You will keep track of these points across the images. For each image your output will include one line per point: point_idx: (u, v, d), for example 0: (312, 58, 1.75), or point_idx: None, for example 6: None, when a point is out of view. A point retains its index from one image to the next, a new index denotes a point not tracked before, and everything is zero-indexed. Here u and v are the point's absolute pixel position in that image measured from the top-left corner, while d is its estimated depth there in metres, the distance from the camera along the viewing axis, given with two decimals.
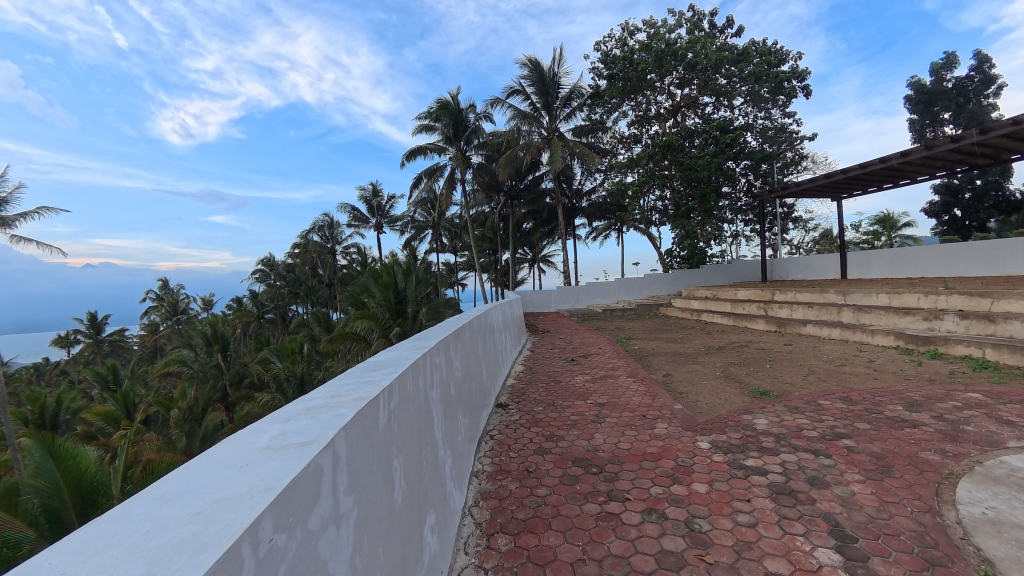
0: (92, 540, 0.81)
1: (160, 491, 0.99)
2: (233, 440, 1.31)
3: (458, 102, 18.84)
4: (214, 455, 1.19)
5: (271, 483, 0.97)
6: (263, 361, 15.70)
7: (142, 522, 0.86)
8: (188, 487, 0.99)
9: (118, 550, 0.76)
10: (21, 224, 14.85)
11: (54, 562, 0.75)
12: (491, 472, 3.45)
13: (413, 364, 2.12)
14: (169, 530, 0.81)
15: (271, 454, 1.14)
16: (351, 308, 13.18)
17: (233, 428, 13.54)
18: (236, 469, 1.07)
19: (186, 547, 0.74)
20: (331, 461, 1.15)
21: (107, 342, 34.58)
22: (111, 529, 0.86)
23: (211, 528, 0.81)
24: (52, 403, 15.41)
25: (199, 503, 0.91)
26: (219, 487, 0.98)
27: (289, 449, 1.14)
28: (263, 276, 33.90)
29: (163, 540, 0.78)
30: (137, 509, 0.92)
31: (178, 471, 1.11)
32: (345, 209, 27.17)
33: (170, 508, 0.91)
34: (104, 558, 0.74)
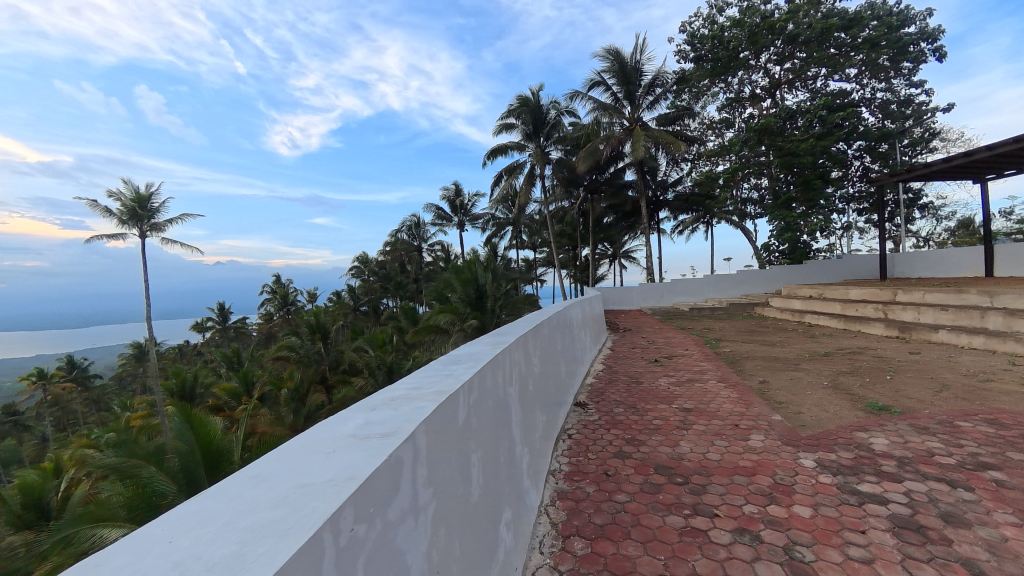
0: (195, 514, 0.92)
1: (253, 472, 1.10)
2: (322, 425, 1.42)
3: (538, 97, 18.98)
4: (305, 439, 1.30)
5: (349, 473, 1.03)
6: (357, 348, 17.00)
7: (235, 501, 0.97)
8: (278, 470, 1.09)
9: (217, 524, 0.85)
10: (168, 227, 17.74)
11: (163, 531, 0.86)
12: (568, 472, 3.41)
13: (492, 360, 2.14)
14: (251, 514, 0.88)
15: (351, 442, 1.21)
16: (434, 302, 13.88)
17: (330, 408, 14.88)
18: (322, 455, 1.15)
19: (271, 531, 0.80)
20: (408, 453, 1.19)
21: (232, 329, 40.18)
22: (214, 501, 0.98)
23: (294, 513, 0.87)
24: (192, 378, 18.23)
25: (284, 487, 0.99)
26: (303, 474, 1.05)
27: (370, 440, 1.20)
28: (359, 272, 37.13)
29: (254, 519, 0.86)
30: (230, 488, 1.03)
31: (277, 451, 1.23)
32: (430, 209, 28.63)
33: (257, 492, 0.99)
34: (211, 529, 0.84)
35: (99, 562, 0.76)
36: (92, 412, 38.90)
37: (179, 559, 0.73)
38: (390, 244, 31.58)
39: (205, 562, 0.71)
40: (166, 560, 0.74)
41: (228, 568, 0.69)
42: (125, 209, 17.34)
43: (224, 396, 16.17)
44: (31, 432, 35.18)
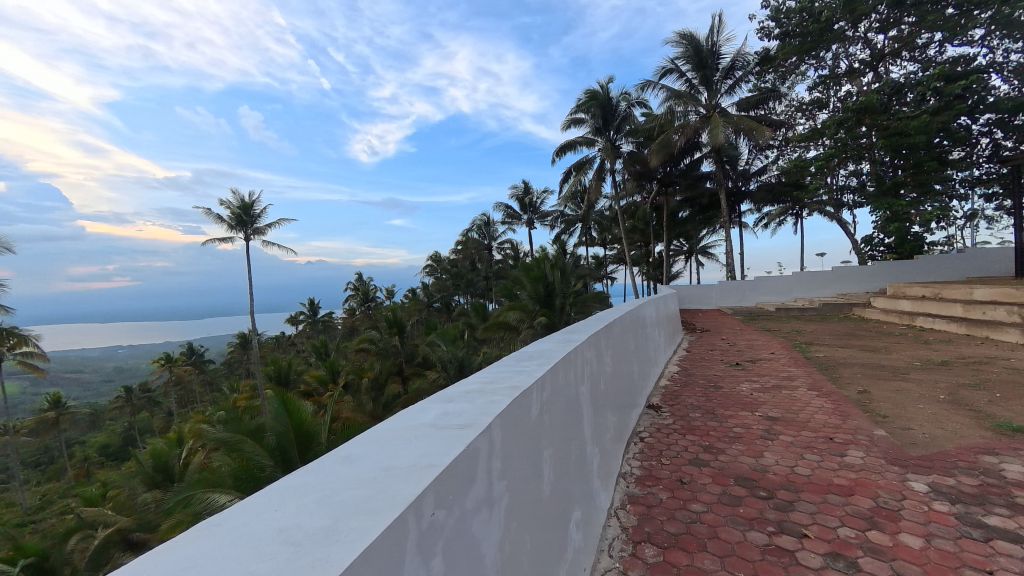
0: (297, 486, 1.02)
1: (345, 452, 1.20)
2: (404, 414, 1.51)
3: (608, 90, 18.56)
4: (388, 426, 1.38)
5: (429, 460, 1.08)
6: (430, 343, 17.82)
7: (329, 476, 1.05)
8: (365, 453, 1.16)
9: (314, 498, 0.93)
10: (268, 230, 19.82)
11: (271, 499, 0.96)
12: (639, 476, 3.31)
13: (564, 357, 2.13)
14: (343, 491, 0.95)
15: (430, 431, 1.27)
16: (504, 299, 14.15)
17: (406, 398, 15.77)
18: (404, 442, 1.21)
19: (361, 508, 0.86)
20: (484, 445, 1.22)
21: (321, 322, 43.94)
22: (311, 477, 1.07)
23: (380, 494, 0.92)
24: (288, 365, 20.25)
25: (371, 469, 1.06)
26: (387, 458, 1.11)
27: (449, 430, 1.25)
28: (433, 270, 38.86)
29: (346, 497, 0.93)
30: (323, 467, 1.12)
31: (364, 436, 1.32)
32: (499, 208, 29.16)
33: (347, 471, 1.07)
34: (310, 501, 0.92)
35: (220, 524, 0.86)
36: (208, 391, 44.52)
37: (284, 526, 0.81)
38: (462, 242, 32.67)
39: (305, 531, 0.78)
40: (272, 525, 0.82)
41: (325, 537, 0.74)
42: (234, 216, 19.65)
43: (314, 382, 17.75)
44: (162, 407, 41.09)
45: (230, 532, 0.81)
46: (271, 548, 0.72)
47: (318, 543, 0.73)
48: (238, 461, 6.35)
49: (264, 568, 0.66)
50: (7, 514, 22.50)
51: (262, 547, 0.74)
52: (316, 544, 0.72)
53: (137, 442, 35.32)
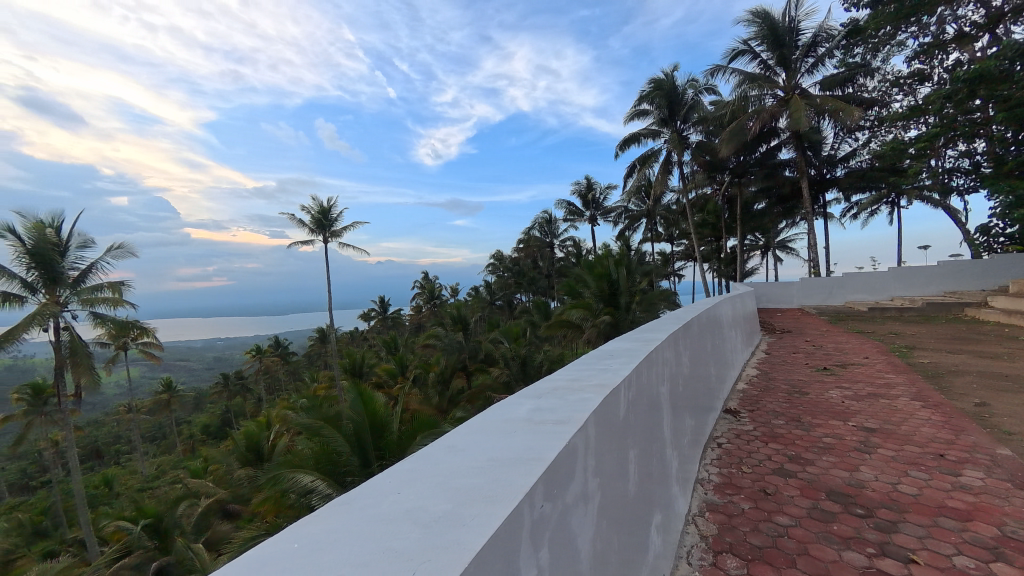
0: (410, 469, 1.06)
1: (448, 442, 1.23)
2: (495, 408, 1.53)
3: (674, 79, 17.77)
4: (483, 419, 1.40)
5: (533, 452, 1.08)
6: (493, 340, 18.10)
7: (439, 463, 1.08)
8: (468, 443, 1.19)
9: (430, 482, 0.96)
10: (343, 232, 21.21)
11: (388, 482, 1.00)
12: (718, 483, 3.12)
13: (647, 356, 2.06)
14: (457, 477, 0.97)
15: (527, 425, 1.27)
16: (567, 297, 14.04)
17: (470, 393, 16.16)
18: (503, 435, 1.22)
19: (479, 495, 0.87)
20: (582, 440, 1.20)
21: (390, 318, 46.27)
22: (421, 462, 1.11)
23: (493, 483, 0.93)
24: (361, 358, 21.57)
25: (477, 459, 1.08)
26: (491, 449, 1.13)
27: (546, 425, 1.25)
28: (495, 268, 39.52)
29: (460, 483, 0.94)
30: (431, 454, 1.15)
31: (461, 428, 1.34)
32: (561, 205, 29.01)
33: (455, 459, 1.10)
34: (427, 484, 0.95)
35: (348, 503, 0.92)
36: (291, 381, 48.55)
37: (409, 508, 0.84)
38: (524, 241, 32.91)
39: (429, 513, 0.81)
40: (398, 505, 0.86)
41: (452, 521, 0.77)
42: (315, 220, 21.26)
43: (384, 375, 18.71)
44: (254, 393, 45.45)
45: (363, 511, 0.85)
46: (403, 527, 0.76)
47: (447, 526, 0.75)
48: (319, 445, 6.94)
49: (403, 548, 0.69)
50: (133, 480, 26.05)
51: (394, 527, 0.77)
52: (445, 525, 0.75)
53: (233, 424, 39.36)
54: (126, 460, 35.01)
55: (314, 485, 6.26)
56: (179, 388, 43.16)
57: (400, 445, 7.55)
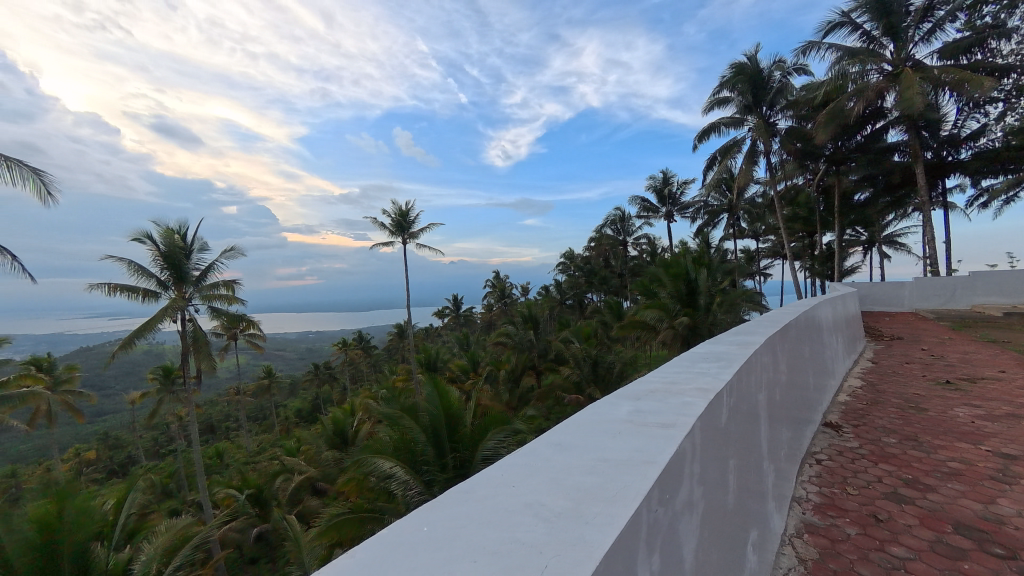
0: (521, 462, 1.09)
1: (552, 439, 1.24)
2: (592, 408, 1.52)
3: (759, 61, 16.45)
4: (583, 418, 1.39)
5: (643, 455, 1.06)
6: (564, 339, 17.93)
7: (545, 458, 1.10)
8: (573, 441, 1.19)
9: (543, 477, 0.98)
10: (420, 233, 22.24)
11: (500, 474, 1.03)
12: (819, 504, 2.84)
13: (746, 362, 1.94)
14: (572, 475, 0.98)
15: (631, 426, 1.25)
16: (641, 297, 13.60)
17: (541, 391, 16.21)
18: (608, 435, 1.21)
19: (599, 494, 0.88)
20: (690, 447, 1.16)
21: (463, 316, 47.78)
22: (529, 456, 1.14)
23: (609, 482, 0.93)
24: (436, 353, 22.50)
25: (587, 457, 1.07)
26: (598, 448, 1.12)
27: (651, 427, 1.23)
28: (566, 267, 39.26)
29: (576, 480, 0.95)
30: (536, 448, 1.18)
31: (561, 427, 1.35)
32: (635, 202, 28.14)
33: (560, 455, 1.10)
34: (540, 478, 0.97)
35: (467, 491, 0.96)
36: (372, 372, 52.02)
37: (528, 501, 0.87)
38: (595, 239, 32.40)
39: (550, 509, 0.83)
40: (518, 498, 0.89)
41: (575, 517, 0.79)
42: (395, 222, 22.56)
43: (457, 370, 19.37)
44: (340, 382, 49.28)
45: (483, 499, 0.90)
46: (526, 519, 0.80)
47: (572, 522, 0.77)
48: (398, 433, 7.40)
49: (530, 541, 0.73)
50: (241, 454, 29.46)
51: (518, 519, 0.81)
52: (568, 522, 0.78)
53: (322, 410, 43.00)
54: (234, 435, 39.70)
55: (393, 471, 6.60)
56: (278, 376, 48.00)
57: (474, 440, 7.76)
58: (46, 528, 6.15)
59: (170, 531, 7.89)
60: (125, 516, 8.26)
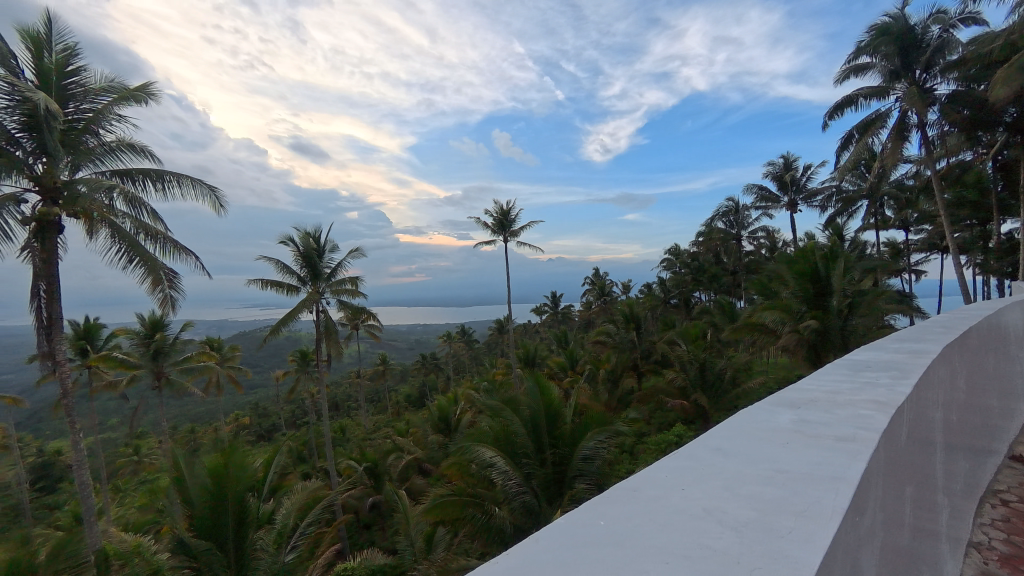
0: (686, 464, 1.39)
1: (711, 444, 1.53)
2: (751, 415, 1.77)
3: (909, 18, 13.90)
4: (745, 424, 1.68)
5: (823, 468, 1.26)
6: (669, 341, 16.93)
7: (710, 464, 1.38)
8: (732, 448, 1.46)
9: (715, 482, 1.25)
10: (519, 230, 22.72)
11: (666, 474, 1.34)
12: (1008, 554, 2.32)
13: (921, 380, 1.81)
14: (747, 486, 1.21)
15: (801, 438, 1.47)
16: (759, 297, 12.40)
17: (643, 394, 15.56)
18: (780, 446, 1.44)
19: (783, 506, 1.10)
20: (876, 463, 1.29)
21: (561, 312, 47.72)
22: (688, 465, 1.39)
23: (794, 496, 1.14)
24: (535, 349, 22.82)
25: (759, 468, 1.31)
26: (768, 459, 1.36)
27: (827, 440, 1.43)
28: (671, 264, 37.23)
29: (752, 492, 1.18)
30: (698, 451, 1.48)
31: (715, 432, 1.65)
32: (751, 191, 25.64)
33: (724, 461, 1.38)
34: (714, 487, 1.23)
35: (636, 491, 1.25)
36: (473, 364, 54.64)
37: (708, 508, 1.12)
38: (704, 233, 30.28)
39: (734, 518, 1.08)
40: (695, 503, 1.15)
41: (767, 529, 1.02)
42: (496, 221, 23.39)
43: (556, 367, 19.47)
44: (445, 372, 52.44)
45: (664, 502, 1.17)
46: (711, 527, 1.05)
47: (763, 535, 1.00)
48: (500, 425, 7.75)
49: (720, 547, 0.97)
50: (360, 431, 32.88)
51: (704, 526, 1.05)
52: (756, 534, 1.01)
53: (427, 397, 46.08)
54: (354, 414, 44.60)
55: (494, 461, 6.93)
56: (393, 364, 52.68)
57: (574, 438, 7.78)
58: (219, 476, 7.58)
59: (306, 492, 9.13)
60: (273, 475, 9.76)
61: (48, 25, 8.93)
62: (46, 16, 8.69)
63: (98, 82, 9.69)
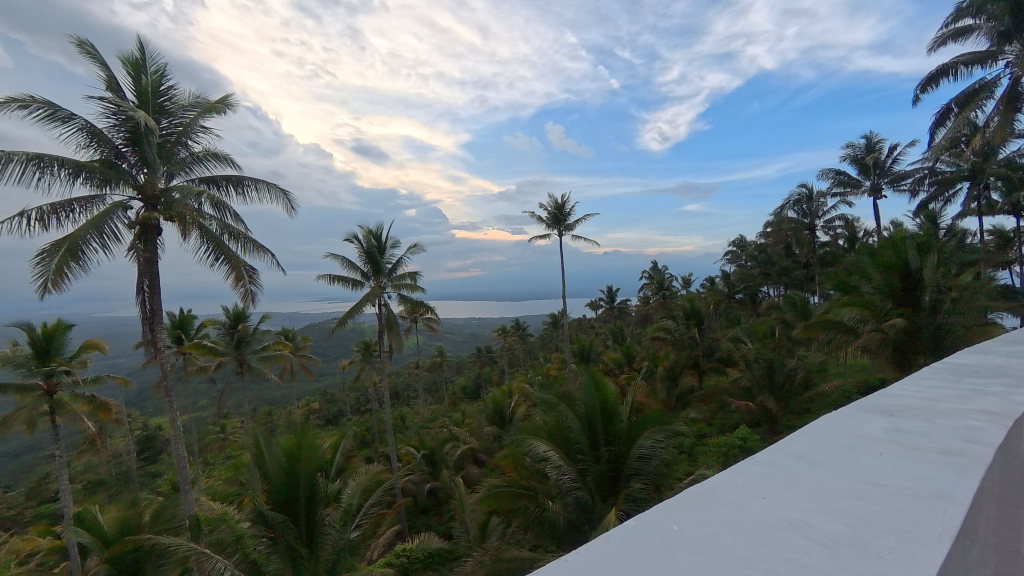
0: (764, 469, 1.48)
1: (793, 451, 1.61)
2: (838, 422, 1.83)
3: None
4: (832, 432, 1.74)
5: (923, 487, 1.31)
6: (733, 339, 16.06)
7: (793, 472, 1.46)
8: (817, 457, 1.53)
9: (800, 492, 1.33)
10: (573, 224, 22.49)
11: (742, 480, 1.43)
12: None
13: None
14: (836, 499, 1.28)
15: (895, 451, 1.53)
16: (836, 292, 11.42)
17: (704, 393, 14.93)
18: (874, 457, 1.50)
19: (878, 524, 1.16)
20: (988, 485, 1.32)
21: (617, 307, 46.70)
22: (767, 473, 1.48)
23: (893, 512, 1.20)
24: (590, 344, 22.56)
25: (851, 480, 1.37)
26: (861, 471, 1.42)
27: (932, 454, 1.48)
28: (735, 256, 35.31)
29: (842, 504, 1.25)
30: (780, 457, 1.56)
31: (795, 438, 1.73)
32: (827, 176, 23.65)
33: (808, 469, 1.46)
34: (799, 498, 1.30)
35: (712, 497, 1.35)
36: (527, 358, 54.99)
37: (793, 520, 1.19)
38: (773, 223, 28.41)
39: (826, 534, 1.13)
40: (779, 514, 1.23)
41: (863, 548, 1.07)
42: (550, 215, 23.28)
43: (612, 363, 19.18)
44: (499, 365, 53.22)
45: (747, 512, 1.25)
46: (797, 539, 1.12)
47: (858, 554, 1.05)
48: (554, 419, 7.77)
49: (810, 563, 1.03)
50: (418, 419, 34.22)
51: (791, 538, 1.13)
52: (848, 549, 1.07)
53: (482, 388, 47.00)
54: (413, 403, 46.52)
55: (547, 455, 7.01)
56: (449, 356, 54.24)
57: (632, 436, 7.68)
58: (293, 456, 8.25)
59: (368, 475, 9.67)
60: (340, 457, 10.41)
61: (143, 49, 9.97)
62: (141, 41, 9.71)
63: (185, 97, 10.72)
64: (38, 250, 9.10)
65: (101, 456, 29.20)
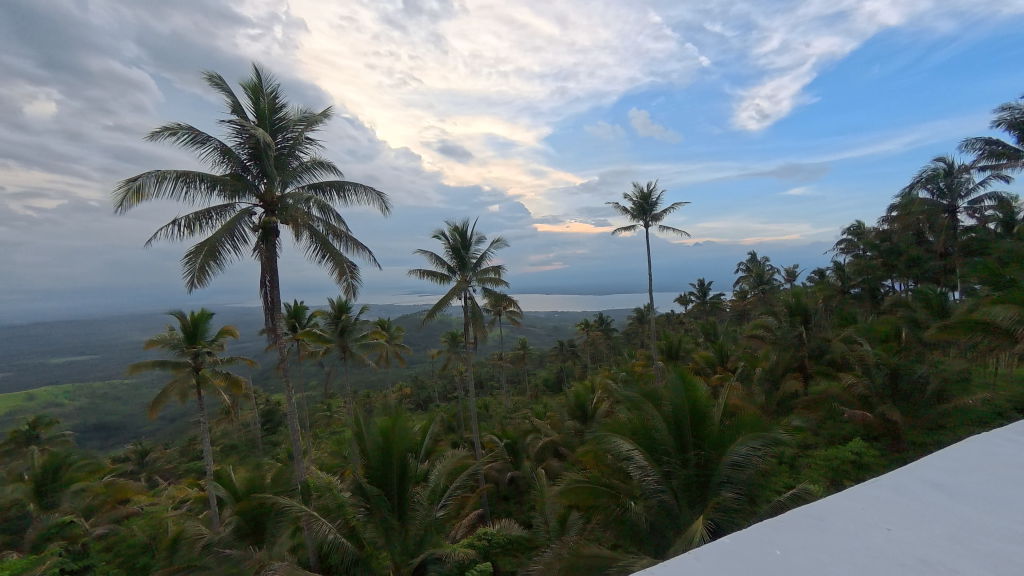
0: (884, 497, 1.55)
1: (929, 479, 1.63)
2: (981, 449, 1.84)
3: None
4: (974, 461, 1.74)
5: None
6: (847, 339, 14.29)
7: (925, 503, 1.50)
8: (955, 487, 1.56)
9: (929, 528, 1.35)
10: (660, 214, 21.49)
11: (859, 507, 1.50)
12: None
13: None
14: (977, 537, 1.30)
15: None
16: (982, 286, 9.65)
17: (810, 399, 13.56)
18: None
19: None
20: None
21: (710, 302, 43.75)
22: (891, 506, 1.49)
23: None
24: (678, 341, 21.52)
25: (1003, 520, 1.37)
26: (1010, 510, 1.41)
27: None
28: (852, 245, 31.21)
29: (985, 543, 1.28)
30: (911, 485, 1.61)
31: (927, 465, 1.76)
32: (973, 147, 19.90)
33: (946, 501, 1.49)
34: (934, 535, 1.32)
35: (823, 522, 1.44)
36: (611, 353, 53.80)
37: (924, 560, 1.22)
38: (900, 205, 24.69)
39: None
40: (906, 551, 1.25)
41: None
42: (636, 205, 22.48)
43: (703, 361, 18.15)
44: (582, 360, 52.75)
45: (869, 546, 1.29)
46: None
47: None
48: (638, 417, 7.64)
49: None
50: (501, 409, 35.30)
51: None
52: None
53: (564, 382, 47.01)
54: (496, 393, 48.05)
55: (631, 454, 6.96)
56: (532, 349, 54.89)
57: (725, 441, 7.24)
58: (388, 436, 9.02)
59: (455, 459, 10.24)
60: (428, 440, 11.11)
61: (260, 74, 11.38)
62: (258, 68, 11.08)
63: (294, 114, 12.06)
64: (188, 252, 10.83)
65: (234, 425, 34.31)
